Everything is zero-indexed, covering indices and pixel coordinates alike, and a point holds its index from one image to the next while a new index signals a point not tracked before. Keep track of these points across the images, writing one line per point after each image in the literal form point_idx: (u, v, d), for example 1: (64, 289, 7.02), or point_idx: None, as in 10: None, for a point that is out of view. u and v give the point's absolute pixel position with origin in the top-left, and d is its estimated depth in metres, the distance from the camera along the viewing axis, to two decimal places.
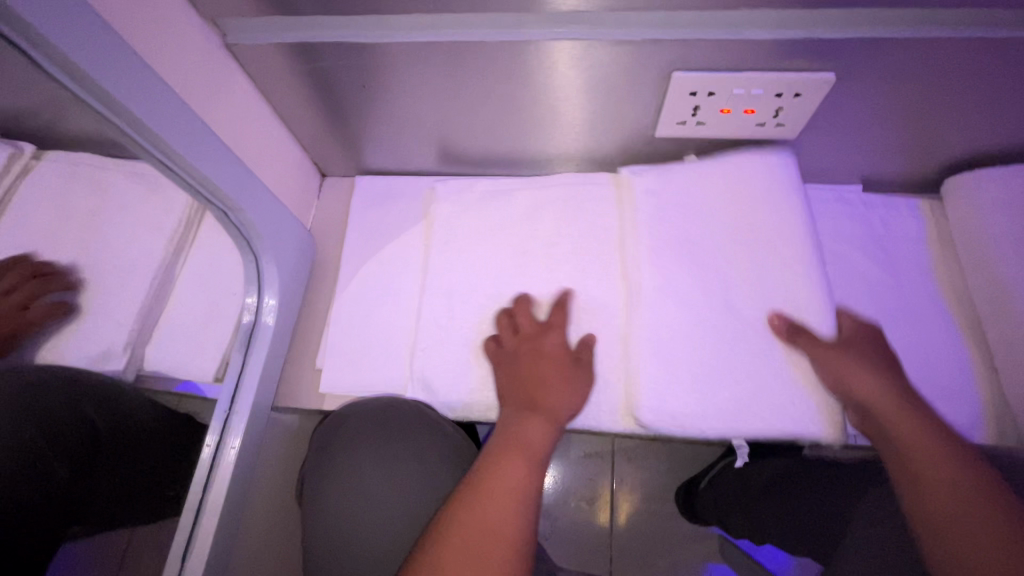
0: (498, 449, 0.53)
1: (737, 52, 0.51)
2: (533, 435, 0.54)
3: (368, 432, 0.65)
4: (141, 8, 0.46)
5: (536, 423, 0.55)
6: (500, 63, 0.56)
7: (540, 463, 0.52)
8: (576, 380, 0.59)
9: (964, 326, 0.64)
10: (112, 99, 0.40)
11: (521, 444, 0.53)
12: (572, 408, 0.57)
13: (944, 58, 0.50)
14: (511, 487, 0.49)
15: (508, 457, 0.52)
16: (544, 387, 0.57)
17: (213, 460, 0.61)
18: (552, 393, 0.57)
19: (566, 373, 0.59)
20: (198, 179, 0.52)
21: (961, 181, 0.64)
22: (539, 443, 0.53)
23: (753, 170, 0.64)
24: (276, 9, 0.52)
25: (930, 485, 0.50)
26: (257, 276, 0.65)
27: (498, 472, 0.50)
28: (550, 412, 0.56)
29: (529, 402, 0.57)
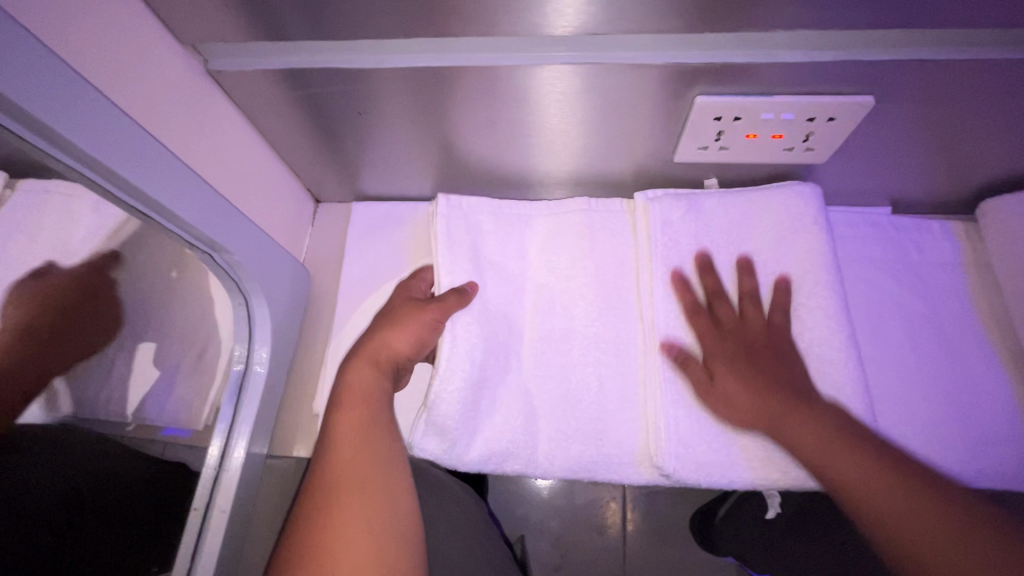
0: (337, 402, 0.52)
1: (767, 75, 0.46)
2: (360, 383, 0.53)
3: None
4: (105, 38, 0.41)
5: (363, 370, 0.54)
6: (506, 87, 0.51)
7: (375, 402, 0.52)
8: (407, 327, 0.58)
9: (1006, 360, 0.60)
10: (77, 150, 0.36)
11: (355, 396, 0.52)
12: (407, 348, 0.57)
13: (994, 79, 0.45)
14: (350, 437, 0.49)
15: (343, 411, 0.51)
16: (371, 338, 0.58)
17: (202, 524, 0.56)
18: (386, 338, 0.57)
19: (404, 320, 0.59)
20: (176, 223, 0.47)
21: (1000, 204, 0.60)
22: (366, 388, 0.53)
23: (777, 202, 0.60)
24: (261, 33, 0.48)
25: (842, 472, 0.46)
26: (248, 319, 0.60)
27: (334, 431, 0.50)
28: (384, 353, 0.56)
29: (362, 350, 0.57)
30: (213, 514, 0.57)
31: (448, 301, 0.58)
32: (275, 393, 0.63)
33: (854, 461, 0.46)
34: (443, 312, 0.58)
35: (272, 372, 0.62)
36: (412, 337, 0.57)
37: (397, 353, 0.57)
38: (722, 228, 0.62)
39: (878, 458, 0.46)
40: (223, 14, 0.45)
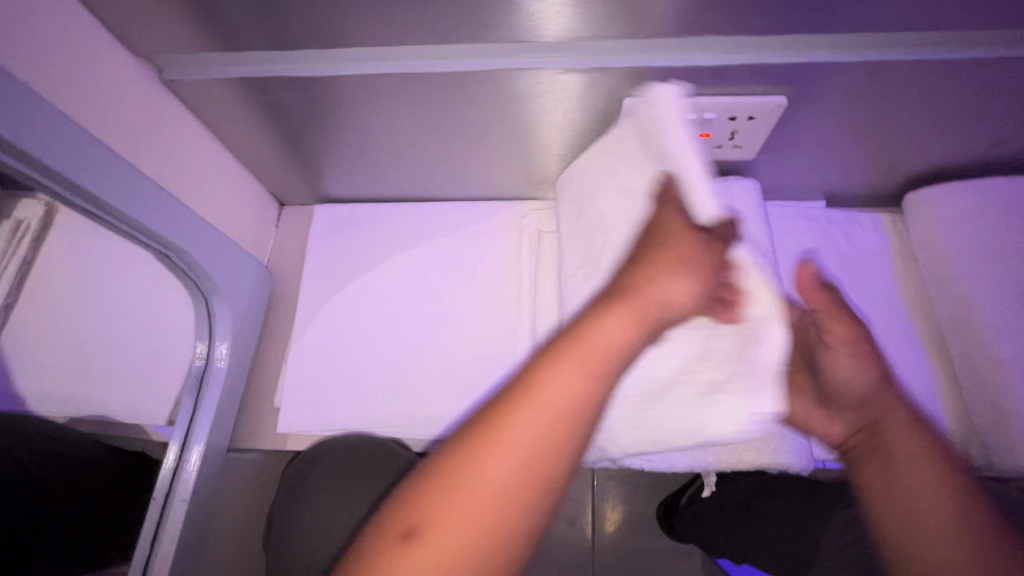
0: (494, 409, 0.36)
1: (684, 78, 0.50)
2: (559, 387, 0.35)
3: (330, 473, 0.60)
4: (58, 50, 0.44)
5: (566, 369, 0.36)
6: (447, 92, 0.54)
7: (563, 437, 0.34)
8: (667, 271, 0.43)
9: (929, 343, 0.64)
10: (27, 156, 0.39)
11: (523, 403, 0.35)
12: (684, 297, 0.43)
13: (891, 79, 0.49)
14: (503, 481, 0.33)
15: (497, 424, 0.34)
16: (579, 319, 0.39)
17: (162, 513, 0.58)
18: (601, 324, 0.39)
19: (665, 255, 0.44)
20: (131, 224, 0.50)
21: (921, 196, 0.64)
22: (562, 398, 0.35)
23: (712, 188, 0.62)
24: (212, 45, 0.51)
25: (916, 490, 0.46)
26: (209, 317, 0.64)
27: (476, 450, 0.34)
28: (605, 341, 0.38)
29: (565, 332, 0.39)
30: (173, 504, 0.59)
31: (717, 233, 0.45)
32: (237, 388, 0.65)
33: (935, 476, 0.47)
34: (699, 244, 0.44)
35: (234, 367, 0.64)
36: (630, 329, 0.39)
37: (623, 350, 0.38)
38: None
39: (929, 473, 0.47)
40: (173, 26, 0.48)
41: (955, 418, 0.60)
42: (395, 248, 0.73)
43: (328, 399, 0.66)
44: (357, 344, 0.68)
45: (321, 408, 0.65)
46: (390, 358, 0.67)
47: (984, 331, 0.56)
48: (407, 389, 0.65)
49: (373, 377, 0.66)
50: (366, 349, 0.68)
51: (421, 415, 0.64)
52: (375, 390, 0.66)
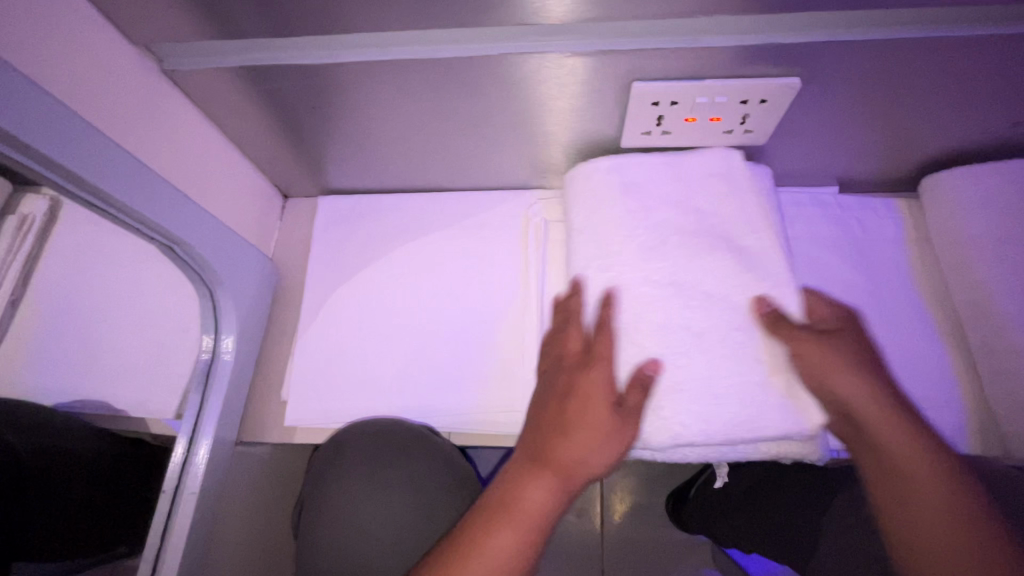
0: (492, 505, 0.46)
1: (695, 60, 0.49)
2: (535, 501, 0.45)
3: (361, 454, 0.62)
4: (56, 41, 0.43)
5: (542, 485, 0.46)
6: (452, 79, 0.53)
7: (537, 532, 0.45)
8: (589, 430, 0.46)
9: (946, 330, 0.62)
10: (26, 147, 0.38)
11: (511, 506, 0.45)
12: (547, 502, 0.45)
13: (910, 58, 0.47)
14: (501, 562, 0.43)
15: (497, 521, 0.45)
16: (546, 437, 0.47)
17: (171, 507, 0.58)
18: (562, 442, 0.46)
19: (589, 417, 0.47)
20: (135, 217, 0.49)
21: (939, 179, 0.62)
22: (539, 509, 0.45)
23: (716, 164, 0.59)
24: (213, 34, 0.50)
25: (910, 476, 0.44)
26: (214, 310, 0.62)
27: (480, 540, 0.44)
28: (564, 464, 0.46)
29: (534, 448, 0.48)
30: (182, 496, 0.58)
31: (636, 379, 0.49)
32: (244, 381, 0.65)
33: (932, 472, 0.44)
34: (611, 391, 0.48)
35: (240, 360, 0.64)
36: (550, 494, 0.45)
37: (546, 513, 0.45)
38: (672, 192, 0.58)
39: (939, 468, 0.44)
40: (173, 15, 0.47)
41: (972, 407, 0.59)
42: (399, 239, 0.73)
43: (335, 392, 0.65)
44: (363, 336, 0.68)
45: (328, 401, 0.65)
46: (398, 350, 0.66)
47: (1004, 318, 0.55)
48: (414, 381, 0.65)
49: (380, 369, 0.66)
50: (373, 341, 0.67)
51: (429, 407, 0.63)
52: (381, 382, 0.65)
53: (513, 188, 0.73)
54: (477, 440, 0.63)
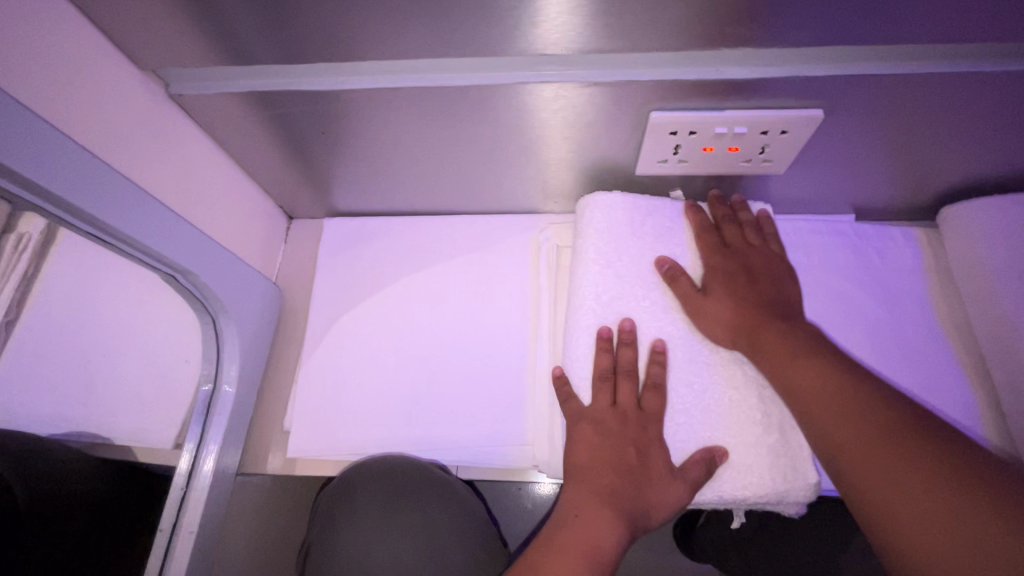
0: (556, 540, 0.47)
1: (716, 92, 0.48)
2: (598, 534, 0.46)
3: (374, 503, 0.57)
4: (61, 68, 0.42)
5: (608, 519, 0.47)
6: (464, 106, 0.52)
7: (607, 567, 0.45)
8: (660, 489, 0.49)
9: (967, 364, 0.61)
10: (17, 176, 0.36)
11: (580, 542, 0.46)
12: (611, 537, 0.46)
13: (937, 92, 0.46)
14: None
15: (558, 551, 0.46)
16: (616, 478, 0.49)
17: (167, 547, 0.56)
18: (643, 496, 0.48)
19: (661, 478, 0.49)
20: (139, 248, 0.48)
21: (959, 210, 0.61)
22: (607, 545, 0.46)
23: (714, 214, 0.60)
24: (221, 59, 0.49)
25: (839, 419, 0.44)
26: (218, 340, 0.60)
27: (543, 569, 0.45)
28: (632, 510, 0.47)
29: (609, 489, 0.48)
30: (180, 534, 0.56)
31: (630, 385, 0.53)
32: (246, 411, 0.63)
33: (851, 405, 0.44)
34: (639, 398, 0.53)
35: (243, 390, 0.62)
36: (615, 530, 0.46)
37: (611, 547, 0.46)
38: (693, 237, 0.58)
39: (868, 402, 0.44)
40: (182, 39, 0.46)
41: (997, 445, 0.57)
42: (407, 263, 0.71)
43: (340, 421, 0.63)
44: (369, 363, 0.66)
45: (332, 431, 0.63)
46: (406, 378, 0.65)
47: None
48: (422, 412, 0.63)
49: (386, 398, 0.64)
50: (379, 368, 0.66)
51: (437, 438, 0.61)
52: (388, 411, 0.63)
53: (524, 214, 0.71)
54: (490, 476, 0.61)
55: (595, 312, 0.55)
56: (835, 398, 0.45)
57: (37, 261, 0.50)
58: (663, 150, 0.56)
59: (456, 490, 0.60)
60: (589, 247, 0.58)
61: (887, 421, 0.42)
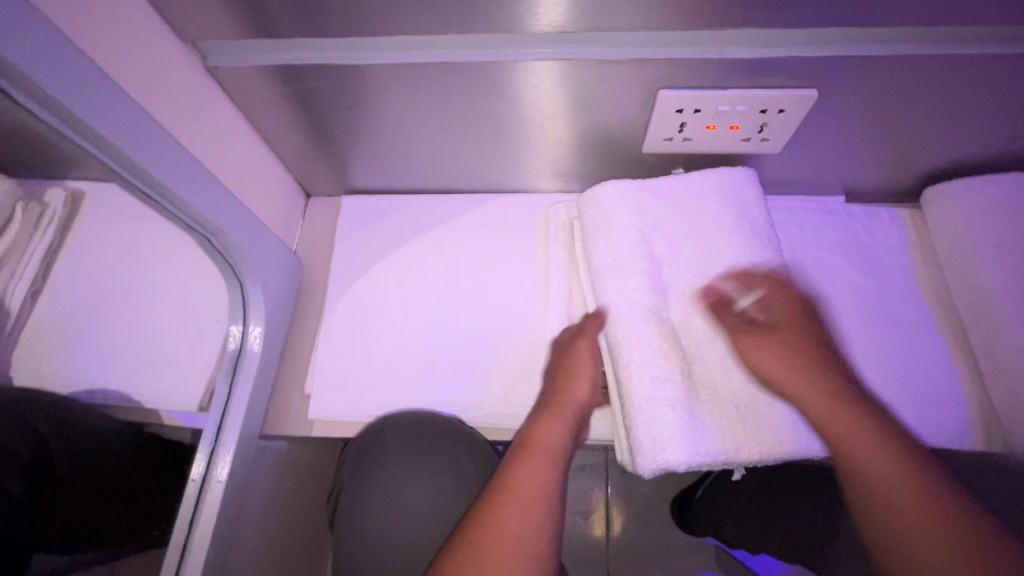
0: (517, 450, 0.54)
1: (720, 71, 0.52)
2: (547, 436, 0.55)
3: (401, 449, 0.61)
4: (114, 34, 0.44)
5: (550, 422, 0.56)
6: (486, 83, 0.56)
7: (557, 457, 0.53)
8: (577, 374, 0.58)
9: (947, 332, 0.66)
10: (74, 119, 0.38)
11: (532, 444, 0.54)
12: (559, 435, 0.55)
13: (922, 73, 0.51)
14: (535, 488, 0.51)
15: (523, 457, 0.53)
16: (555, 393, 0.58)
17: (198, 495, 0.58)
18: (565, 389, 0.58)
19: (577, 370, 0.59)
20: (178, 205, 0.50)
21: (939, 190, 0.66)
22: (553, 443, 0.54)
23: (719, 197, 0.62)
24: (258, 32, 0.52)
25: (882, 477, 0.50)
26: (243, 303, 0.63)
27: (514, 475, 0.51)
28: (564, 407, 0.57)
29: (546, 402, 0.58)
30: (210, 486, 0.58)
31: (722, 307, 0.59)
32: (268, 375, 0.66)
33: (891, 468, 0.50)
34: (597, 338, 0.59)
35: (266, 354, 0.65)
36: (561, 429, 0.55)
37: (560, 444, 0.55)
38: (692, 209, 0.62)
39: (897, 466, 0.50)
40: (222, 12, 0.49)
41: (975, 404, 0.62)
42: (422, 239, 0.74)
43: (358, 384, 0.66)
44: (386, 332, 0.69)
45: (351, 394, 0.66)
46: (421, 344, 0.68)
47: (1005, 320, 0.58)
48: (438, 376, 0.66)
49: (402, 363, 0.67)
50: (395, 336, 0.68)
51: (452, 400, 0.65)
52: (404, 375, 0.66)
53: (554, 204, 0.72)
54: (502, 436, 0.64)
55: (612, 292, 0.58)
56: (877, 454, 0.50)
57: (61, 234, 0.58)
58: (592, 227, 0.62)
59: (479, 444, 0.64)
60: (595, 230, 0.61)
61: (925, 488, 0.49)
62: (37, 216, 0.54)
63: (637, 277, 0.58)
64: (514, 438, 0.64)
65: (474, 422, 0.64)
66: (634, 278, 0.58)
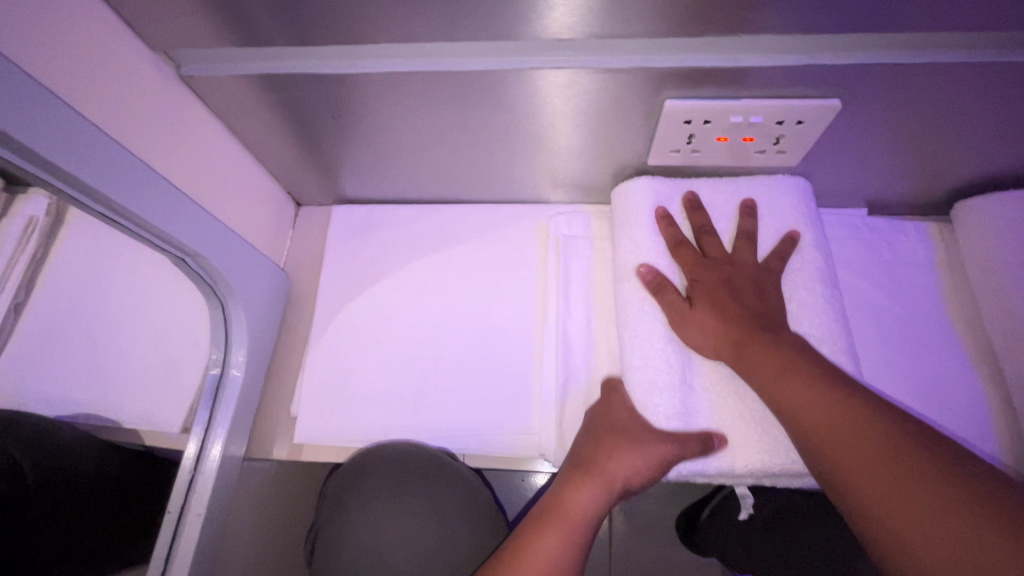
0: (544, 514, 0.48)
1: (733, 80, 0.47)
2: (581, 503, 0.48)
3: (384, 483, 0.58)
4: (72, 47, 0.41)
5: (588, 488, 0.49)
6: (479, 91, 0.52)
7: (586, 530, 0.47)
8: (634, 446, 0.50)
9: (978, 361, 0.61)
10: (29, 152, 0.35)
11: (562, 511, 0.48)
12: (592, 506, 0.48)
13: (959, 83, 0.46)
14: (550, 564, 0.44)
15: (549, 523, 0.47)
16: (599, 452, 0.50)
17: (176, 528, 0.56)
18: (613, 460, 0.49)
19: (637, 438, 0.50)
20: (150, 231, 0.48)
21: (973, 205, 0.60)
22: (585, 513, 0.48)
23: (751, 206, 0.60)
24: (232, 39, 0.48)
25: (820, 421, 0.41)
26: (225, 323, 0.60)
27: (533, 544, 0.46)
28: (607, 472, 0.49)
29: (584, 461, 0.51)
30: (187, 517, 0.56)
31: (667, 284, 0.55)
32: (253, 397, 0.64)
33: (826, 406, 0.42)
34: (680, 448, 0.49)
35: (251, 374, 0.62)
36: (596, 499, 0.48)
37: (590, 515, 0.48)
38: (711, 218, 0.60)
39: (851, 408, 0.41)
40: (190, 20, 0.45)
41: (1007, 440, 0.57)
42: (415, 253, 0.71)
43: (347, 407, 0.63)
44: (375, 350, 0.66)
45: (338, 418, 0.63)
46: (411, 366, 0.65)
47: None
48: (430, 400, 0.63)
49: (391, 384, 0.64)
50: (385, 355, 0.66)
51: (443, 425, 0.61)
52: (394, 398, 0.63)
53: (553, 220, 0.69)
54: (496, 464, 0.61)
55: (633, 302, 0.56)
56: (817, 398, 0.43)
57: (48, 241, 0.52)
58: (616, 222, 0.62)
59: (467, 478, 0.59)
60: (622, 233, 0.60)
61: (864, 429, 0.39)
62: (21, 226, 0.48)
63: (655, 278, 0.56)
64: (508, 466, 0.61)
65: (466, 451, 0.60)
66: (649, 292, 0.56)
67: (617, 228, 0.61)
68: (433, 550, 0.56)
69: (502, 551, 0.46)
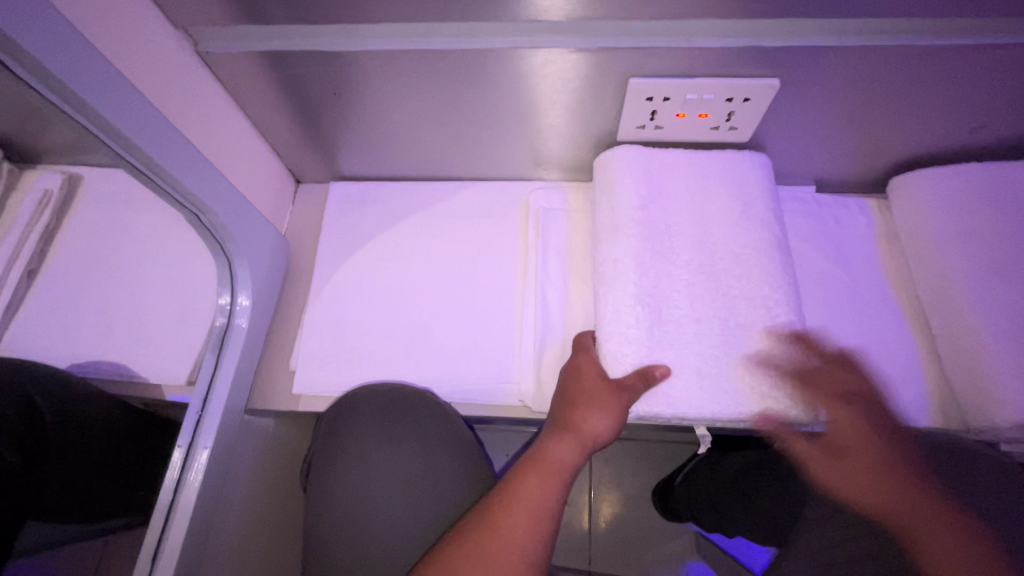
0: (527, 464, 0.54)
1: (687, 59, 0.54)
2: (561, 456, 0.54)
3: (373, 420, 0.65)
4: (108, 16, 0.47)
5: (567, 443, 0.54)
6: (466, 69, 0.58)
7: (564, 478, 0.53)
8: (603, 405, 0.55)
9: (912, 318, 0.68)
10: (70, 93, 0.41)
11: (544, 462, 0.53)
12: (572, 458, 0.54)
13: (880, 64, 0.53)
14: (533, 508, 0.50)
15: (532, 472, 0.53)
16: (574, 410, 0.56)
17: (185, 461, 0.60)
18: (585, 415, 0.55)
19: (602, 395, 0.55)
20: (168, 182, 0.53)
21: (906, 180, 0.68)
22: (565, 464, 0.53)
23: (715, 173, 0.64)
24: (247, 18, 0.54)
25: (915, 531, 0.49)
26: (231, 278, 0.65)
27: (519, 490, 0.51)
28: (582, 432, 0.54)
29: (563, 419, 0.56)
30: (196, 452, 0.60)
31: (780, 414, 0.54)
32: (254, 352, 0.68)
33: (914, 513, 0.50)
34: (633, 394, 0.54)
35: (253, 328, 0.67)
36: (575, 453, 0.54)
37: (569, 467, 0.54)
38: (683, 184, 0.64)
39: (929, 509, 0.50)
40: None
41: (937, 386, 0.64)
42: (406, 225, 0.77)
43: (342, 362, 0.69)
44: (369, 311, 0.71)
45: (334, 371, 0.68)
46: (402, 324, 0.70)
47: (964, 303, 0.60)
48: (419, 355, 0.68)
49: (384, 341, 0.69)
50: (378, 316, 0.71)
51: (431, 377, 0.67)
52: (386, 354, 0.68)
53: (534, 195, 0.75)
54: (480, 412, 0.66)
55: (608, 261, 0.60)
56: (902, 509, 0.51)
57: (59, 215, 0.61)
58: (599, 190, 0.66)
59: (451, 417, 0.66)
60: (599, 199, 0.64)
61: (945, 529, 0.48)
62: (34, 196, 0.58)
63: (629, 240, 0.59)
64: (491, 413, 0.66)
65: (452, 399, 0.66)
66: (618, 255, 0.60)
67: (598, 195, 0.65)
68: (423, 478, 0.64)
69: (491, 496, 0.52)
